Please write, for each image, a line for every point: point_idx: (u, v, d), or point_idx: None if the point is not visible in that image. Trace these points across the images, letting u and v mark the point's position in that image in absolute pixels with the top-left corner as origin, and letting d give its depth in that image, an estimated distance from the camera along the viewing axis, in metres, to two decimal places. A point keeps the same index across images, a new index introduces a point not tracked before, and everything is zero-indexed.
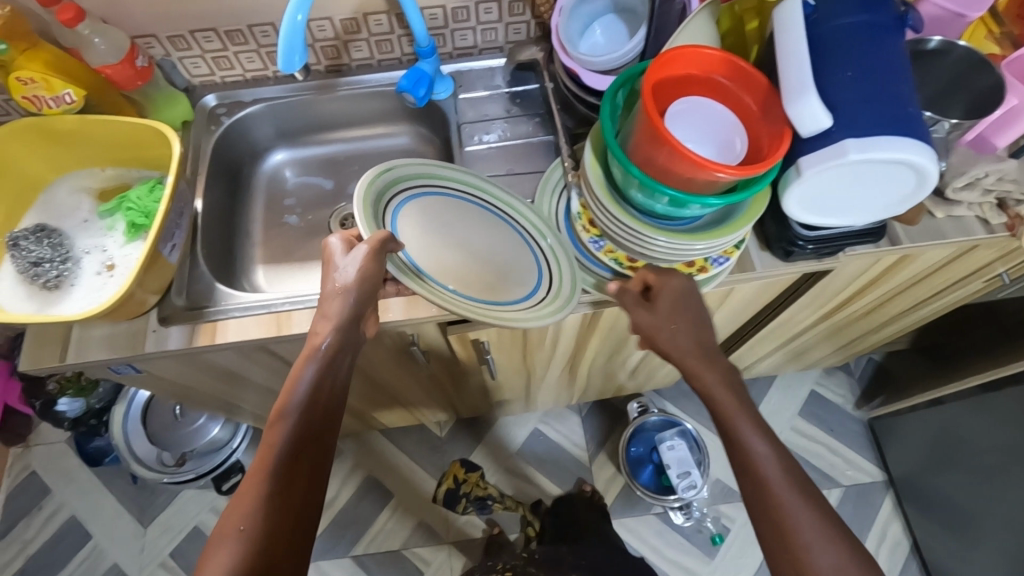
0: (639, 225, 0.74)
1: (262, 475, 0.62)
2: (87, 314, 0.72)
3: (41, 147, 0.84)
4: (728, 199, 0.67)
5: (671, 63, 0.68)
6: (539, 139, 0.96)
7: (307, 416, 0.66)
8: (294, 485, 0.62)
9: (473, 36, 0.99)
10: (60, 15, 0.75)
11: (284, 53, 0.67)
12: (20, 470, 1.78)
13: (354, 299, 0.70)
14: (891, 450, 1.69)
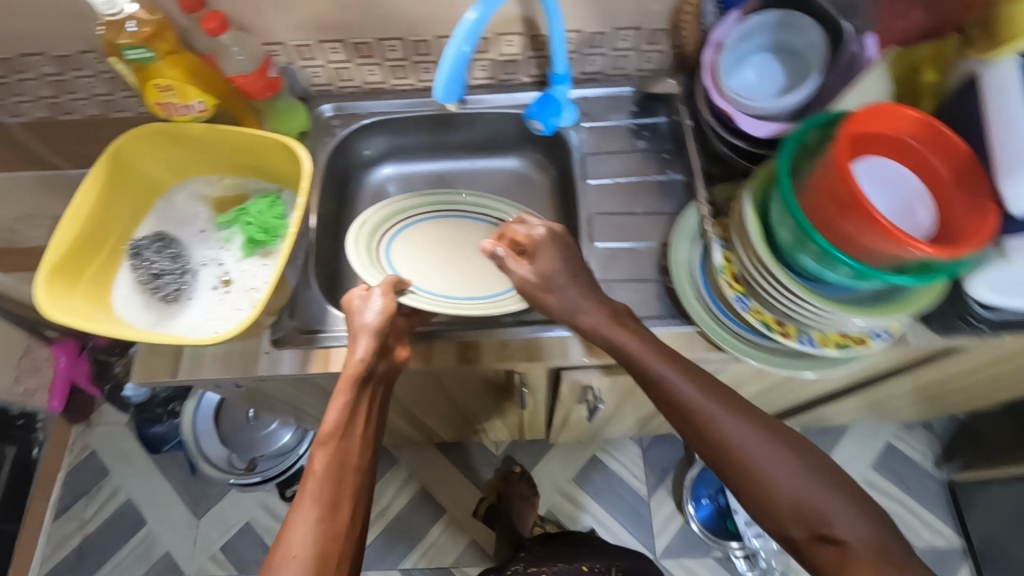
0: (799, 288, 0.68)
1: (311, 497, 0.62)
2: (212, 339, 0.70)
3: (167, 153, 0.82)
4: (914, 277, 0.60)
5: (864, 123, 0.62)
6: (667, 177, 0.90)
7: (347, 440, 0.67)
8: (342, 505, 0.63)
9: (603, 61, 0.93)
10: (206, 24, 0.72)
11: (441, 87, 0.64)
12: (80, 450, 1.78)
13: (379, 336, 0.72)
14: (972, 517, 1.58)
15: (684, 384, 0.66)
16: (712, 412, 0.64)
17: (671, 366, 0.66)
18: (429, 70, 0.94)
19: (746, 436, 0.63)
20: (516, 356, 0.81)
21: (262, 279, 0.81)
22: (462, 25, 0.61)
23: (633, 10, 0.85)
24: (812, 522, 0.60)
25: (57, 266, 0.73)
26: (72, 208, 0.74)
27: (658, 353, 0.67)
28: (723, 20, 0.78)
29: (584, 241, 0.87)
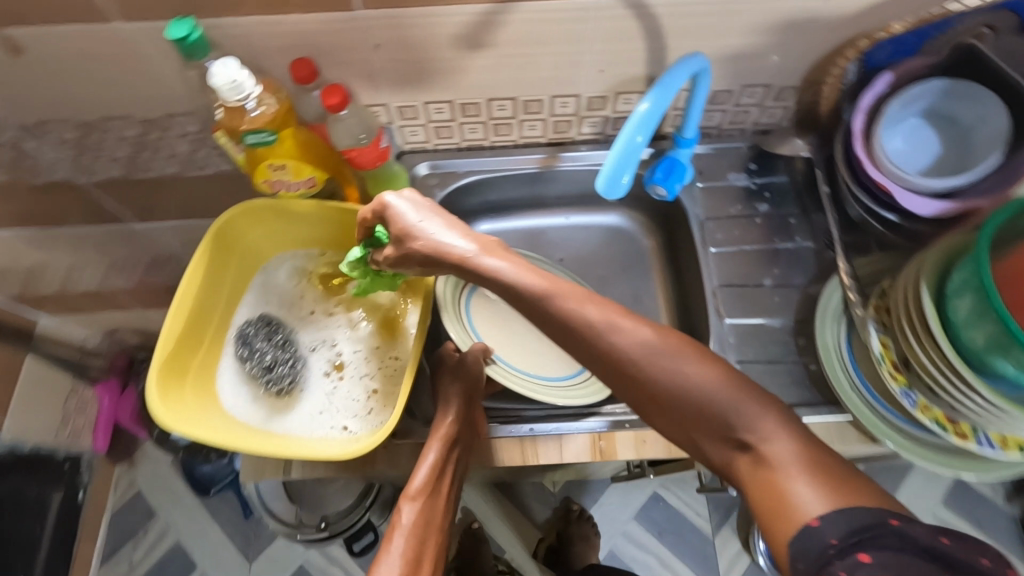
0: (982, 383, 0.61)
1: (399, 547, 0.67)
2: (341, 451, 0.65)
3: (271, 226, 0.76)
4: None
5: None
6: (794, 245, 0.86)
7: (434, 498, 0.70)
8: (423, 561, 0.69)
9: (721, 117, 0.87)
10: (327, 99, 0.66)
11: (605, 181, 0.59)
12: (126, 488, 1.52)
13: (470, 404, 0.72)
14: None
15: (637, 328, 0.50)
16: (654, 365, 0.48)
17: (692, 364, 0.48)
18: (535, 127, 0.87)
19: (710, 386, 0.47)
20: (656, 450, 0.72)
21: (377, 364, 0.75)
22: (636, 115, 0.56)
23: (768, 68, 0.78)
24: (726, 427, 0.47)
25: (166, 364, 0.67)
26: (177, 301, 0.68)
27: (680, 346, 0.49)
28: (871, 85, 0.73)
29: (712, 316, 0.81)
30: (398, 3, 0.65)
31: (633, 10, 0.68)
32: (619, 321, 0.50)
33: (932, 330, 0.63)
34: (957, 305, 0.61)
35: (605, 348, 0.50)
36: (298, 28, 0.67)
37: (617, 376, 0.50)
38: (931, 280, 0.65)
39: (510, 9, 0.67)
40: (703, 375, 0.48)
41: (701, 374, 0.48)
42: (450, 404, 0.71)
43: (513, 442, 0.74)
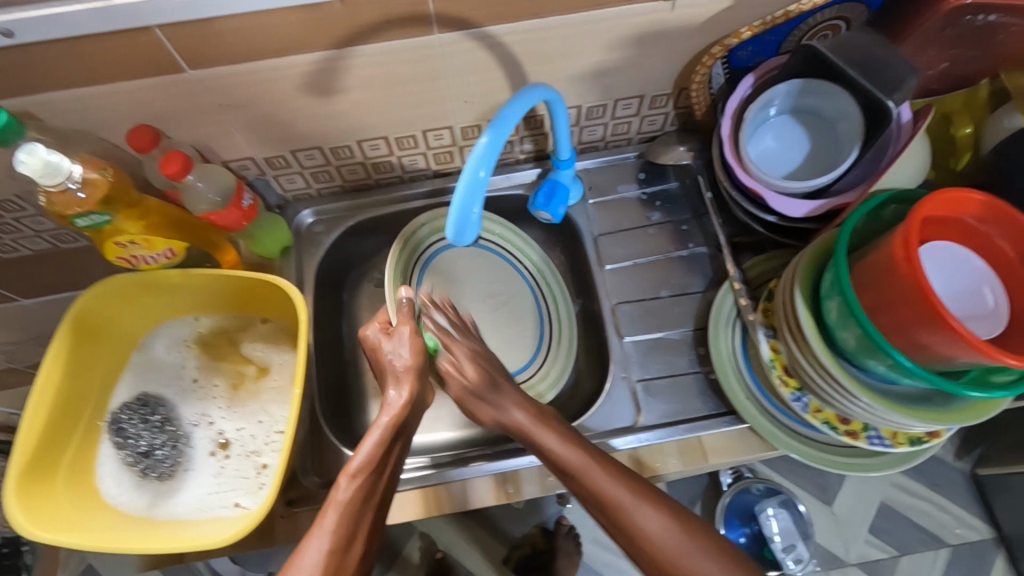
0: (856, 383, 0.60)
1: (322, 536, 0.54)
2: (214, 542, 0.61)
3: (131, 302, 0.72)
4: (993, 392, 0.53)
5: (946, 204, 0.57)
6: (690, 251, 0.85)
7: (377, 477, 0.58)
8: (356, 542, 0.56)
9: (603, 130, 0.86)
10: (166, 167, 0.63)
11: (455, 220, 0.58)
12: (74, 567, 1.41)
13: (422, 380, 0.63)
14: (1001, 506, 1.39)
15: (609, 478, 0.59)
16: (677, 552, 0.56)
17: (630, 496, 0.58)
18: (416, 161, 0.85)
19: (667, 535, 0.57)
20: (561, 484, 0.71)
21: (262, 441, 0.72)
22: (475, 151, 0.54)
23: (638, 80, 0.77)
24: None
25: (29, 468, 0.63)
26: (34, 398, 0.64)
27: (609, 470, 0.60)
28: (736, 87, 0.72)
29: (611, 335, 0.80)
30: (230, 59, 0.62)
31: (480, 40, 0.66)
32: (598, 475, 0.60)
33: (808, 330, 0.63)
34: (829, 308, 0.61)
35: (581, 483, 0.60)
36: (128, 96, 0.63)
37: (618, 524, 0.58)
38: (806, 281, 0.65)
39: (350, 53, 0.64)
40: (650, 518, 0.58)
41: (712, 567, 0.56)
42: (404, 382, 0.62)
43: (416, 493, 0.71)
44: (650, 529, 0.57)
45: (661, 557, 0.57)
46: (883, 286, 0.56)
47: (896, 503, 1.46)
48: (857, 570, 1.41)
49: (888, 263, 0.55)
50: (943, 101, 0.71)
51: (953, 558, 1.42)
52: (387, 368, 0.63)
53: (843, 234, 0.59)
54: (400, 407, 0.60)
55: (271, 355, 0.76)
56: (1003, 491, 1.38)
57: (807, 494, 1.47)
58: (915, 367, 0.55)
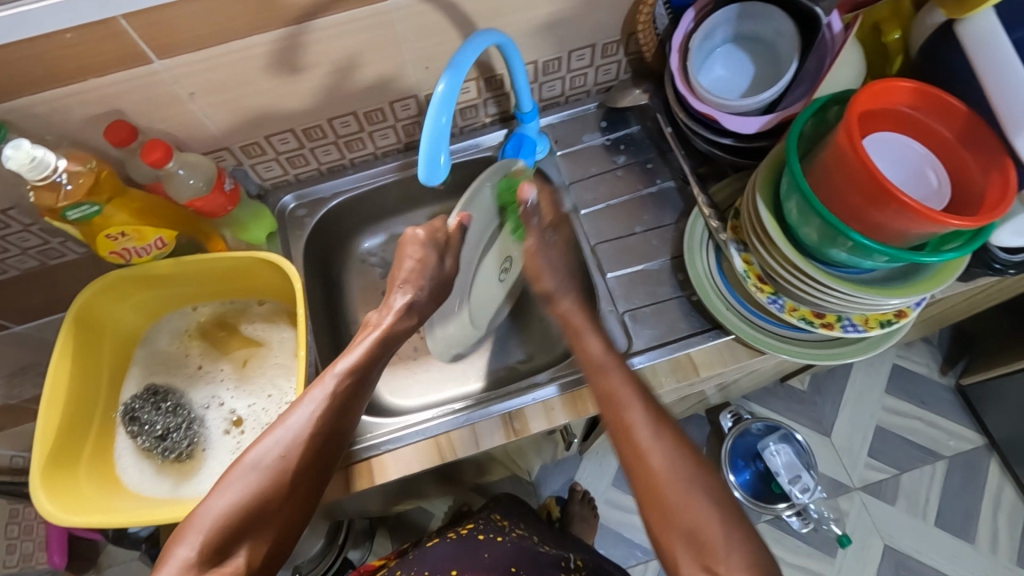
0: (822, 272, 0.65)
1: (312, 423, 0.59)
2: None
3: (128, 295, 0.74)
4: (945, 253, 0.57)
5: (879, 96, 0.62)
6: (658, 188, 0.89)
7: (367, 375, 0.65)
8: (337, 428, 0.61)
9: (561, 85, 0.90)
10: (148, 156, 0.66)
11: (424, 164, 0.59)
12: None
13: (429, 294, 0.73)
14: (988, 411, 1.45)
15: (635, 401, 0.60)
16: (676, 485, 0.56)
17: (660, 443, 0.58)
18: (387, 135, 0.88)
19: (671, 468, 0.57)
20: (565, 415, 0.75)
21: (274, 414, 0.75)
22: (436, 95, 0.56)
23: (587, 28, 0.81)
24: (700, 549, 0.54)
25: (50, 461, 0.65)
26: (48, 393, 0.66)
27: (638, 393, 0.61)
28: (679, 22, 0.76)
29: (595, 272, 0.84)
30: (197, 44, 0.64)
31: (432, 3, 0.70)
32: (625, 394, 0.61)
33: (772, 231, 0.67)
34: (790, 208, 0.66)
35: (608, 396, 0.61)
36: (101, 93, 0.66)
37: (629, 450, 0.58)
38: (766, 189, 0.69)
39: (309, 27, 0.67)
40: (656, 438, 0.58)
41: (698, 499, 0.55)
42: (406, 292, 0.71)
43: (428, 443, 0.74)
44: (657, 462, 0.57)
45: (661, 489, 0.56)
46: (834, 178, 0.60)
47: (889, 424, 1.51)
48: (862, 492, 1.45)
49: (834, 151, 0.60)
50: (870, 12, 0.76)
51: (951, 469, 1.47)
52: (398, 273, 0.72)
53: (792, 136, 0.65)
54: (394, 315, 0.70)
55: (271, 333, 0.79)
56: (989, 396, 1.43)
57: (803, 428, 1.52)
58: (875, 245, 0.59)
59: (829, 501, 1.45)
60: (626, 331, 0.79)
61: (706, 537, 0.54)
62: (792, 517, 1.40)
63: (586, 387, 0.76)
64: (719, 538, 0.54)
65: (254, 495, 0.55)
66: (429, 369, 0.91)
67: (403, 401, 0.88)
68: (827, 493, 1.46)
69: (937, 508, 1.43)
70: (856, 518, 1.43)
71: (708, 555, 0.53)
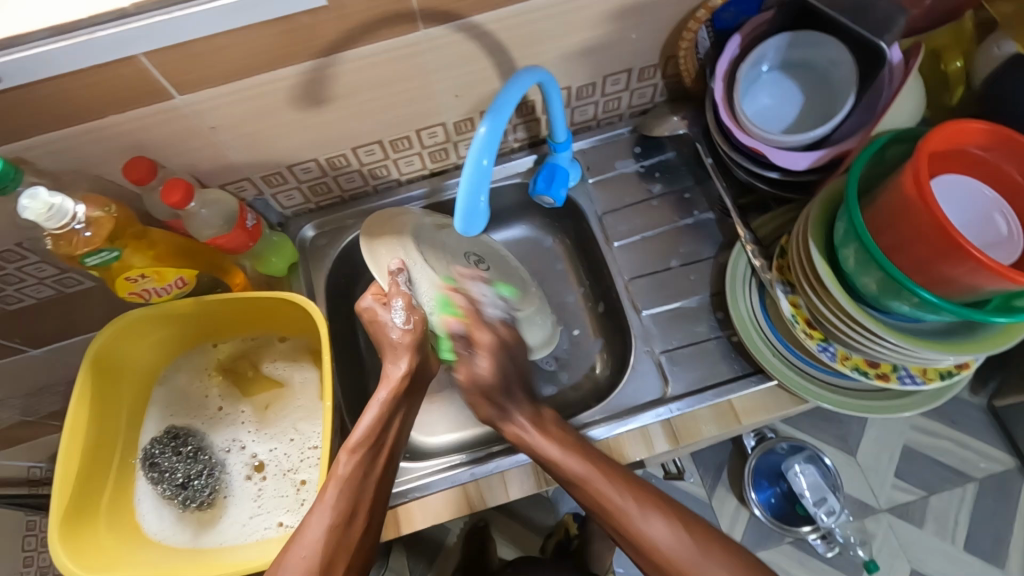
0: (881, 326, 0.61)
1: (328, 511, 0.59)
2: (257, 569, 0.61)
3: (147, 335, 0.72)
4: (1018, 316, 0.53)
5: (948, 139, 0.57)
6: (696, 219, 0.85)
7: (377, 451, 0.63)
8: (359, 512, 0.60)
9: (595, 109, 0.86)
10: (167, 198, 0.63)
11: (463, 211, 0.57)
12: None
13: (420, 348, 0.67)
14: None
15: (576, 460, 0.63)
16: (600, 486, 0.62)
17: (559, 453, 0.64)
18: (412, 162, 0.85)
19: (585, 469, 0.63)
20: None
21: (297, 458, 0.72)
22: (476, 141, 0.53)
23: (624, 53, 0.76)
24: None
25: (70, 514, 0.63)
26: (65, 443, 0.64)
27: (562, 444, 0.65)
28: (725, 48, 0.72)
29: (630, 310, 0.81)
30: (219, 79, 0.61)
31: (465, 32, 0.66)
32: (569, 444, 0.65)
33: (826, 278, 0.63)
34: (846, 255, 0.61)
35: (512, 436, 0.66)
36: (120, 129, 0.63)
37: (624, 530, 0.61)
38: (819, 232, 0.65)
39: (336, 59, 0.63)
40: (568, 455, 0.64)
41: (623, 494, 0.62)
42: (402, 355, 0.66)
43: (457, 491, 0.72)
44: (659, 538, 0.60)
45: (672, 566, 0.59)
46: (898, 226, 0.56)
47: (917, 445, 1.41)
48: (888, 515, 1.37)
49: (898, 201, 0.56)
50: (928, 39, 0.71)
51: (982, 493, 1.37)
52: (385, 342, 0.67)
53: (851, 179, 0.60)
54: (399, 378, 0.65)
55: (292, 374, 0.76)
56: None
57: (828, 447, 1.43)
58: (941, 301, 0.55)
59: (855, 524, 1.37)
60: (664, 374, 0.76)
61: None
62: (816, 540, 1.33)
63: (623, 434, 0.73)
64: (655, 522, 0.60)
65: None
66: (454, 404, 0.88)
67: (427, 439, 0.85)
68: (852, 515, 1.38)
69: (967, 533, 1.34)
70: (882, 541, 1.35)
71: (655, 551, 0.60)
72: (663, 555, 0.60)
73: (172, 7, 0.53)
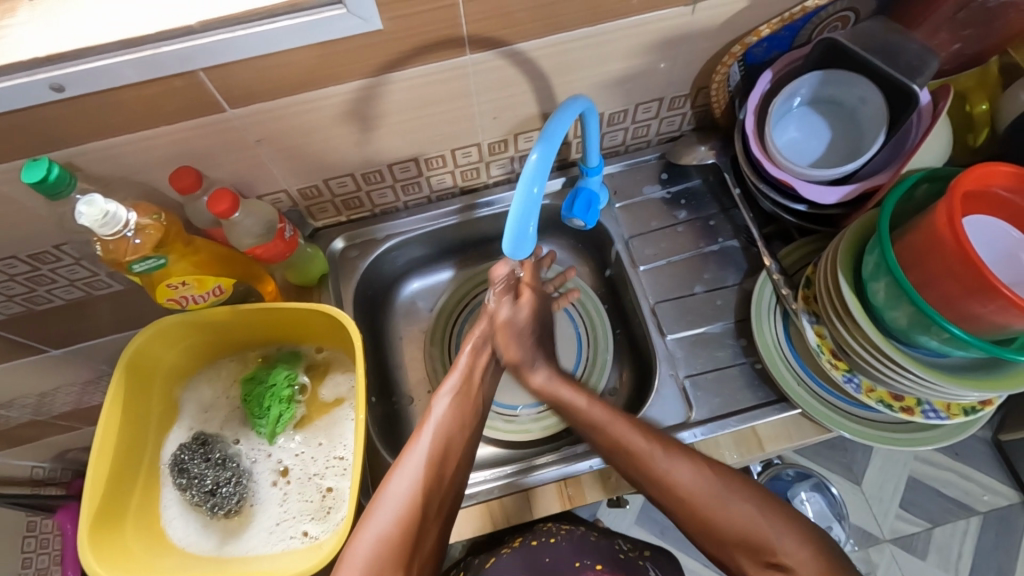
0: (906, 358, 0.62)
1: (422, 455, 0.66)
2: None
3: (181, 339, 0.73)
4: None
5: (982, 180, 0.58)
6: (721, 246, 0.86)
7: (465, 405, 0.71)
8: (449, 459, 0.67)
9: (624, 135, 0.88)
10: (215, 207, 0.64)
11: (511, 237, 0.59)
12: None
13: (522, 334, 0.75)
14: None
15: (684, 456, 0.65)
16: (711, 499, 0.63)
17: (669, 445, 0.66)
18: (444, 180, 0.86)
19: (700, 487, 0.63)
20: (624, 485, 0.73)
21: (325, 464, 0.73)
22: (527, 169, 0.54)
23: (659, 83, 0.78)
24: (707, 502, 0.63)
25: (99, 521, 0.64)
26: (98, 447, 0.64)
27: (666, 450, 0.65)
28: (756, 83, 0.74)
29: (654, 334, 0.82)
30: (270, 95, 0.62)
31: (509, 58, 0.68)
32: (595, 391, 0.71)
33: (852, 309, 0.65)
34: (876, 290, 0.63)
35: (609, 439, 0.67)
36: (171, 139, 0.64)
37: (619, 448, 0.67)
38: (848, 265, 0.66)
39: (386, 80, 0.65)
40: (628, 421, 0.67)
41: (741, 506, 0.62)
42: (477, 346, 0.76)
43: (483, 506, 0.73)
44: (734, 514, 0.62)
45: (695, 502, 0.63)
46: (928, 263, 0.58)
47: (922, 476, 1.41)
48: (892, 545, 1.36)
49: (925, 235, 0.58)
50: (955, 81, 0.74)
51: (984, 526, 1.37)
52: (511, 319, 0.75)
53: (883, 214, 0.61)
54: (466, 369, 0.74)
55: (320, 388, 0.77)
56: None
57: (834, 476, 1.42)
58: (971, 339, 0.56)
59: (860, 553, 1.37)
60: (687, 399, 0.77)
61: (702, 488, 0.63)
62: None
63: None
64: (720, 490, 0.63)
65: (376, 560, 0.60)
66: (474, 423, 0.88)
67: None
68: (856, 544, 1.37)
69: (971, 565, 1.34)
70: (886, 571, 1.35)
71: (762, 550, 0.61)
72: (780, 563, 0.60)
73: (235, 26, 0.55)
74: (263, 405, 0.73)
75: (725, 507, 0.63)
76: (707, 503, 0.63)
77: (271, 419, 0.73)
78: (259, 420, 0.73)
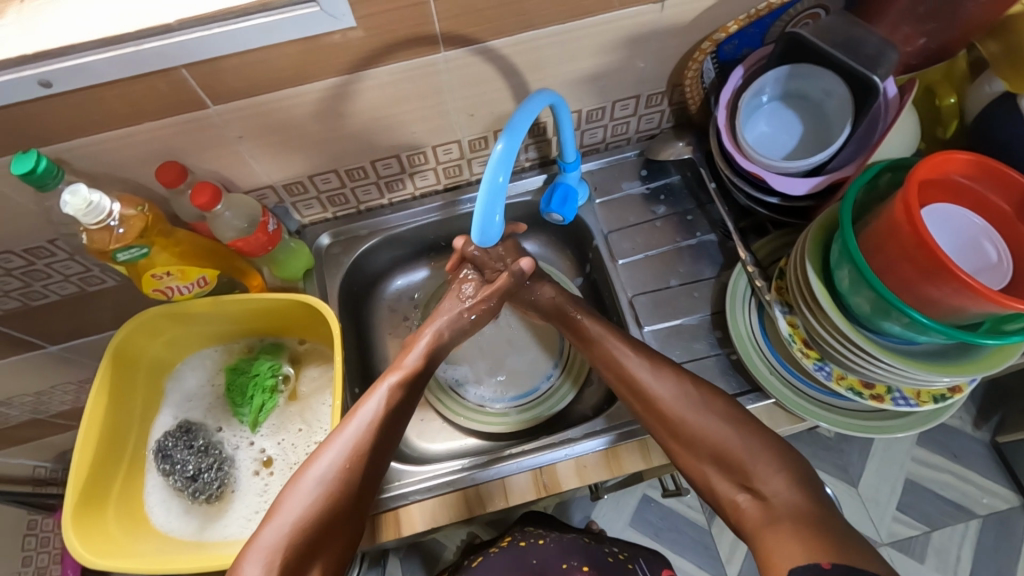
0: (867, 341, 0.63)
1: (359, 433, 0.65)
2: None
3: (165, 329, 0.75)
4: (1006, 338, 0.55)
5: (940, 168, 0.59)
6: (698, 240, 0.88)
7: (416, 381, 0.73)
8: (388, 436, 0.68)
9: (603, 132, 0.90)
10: (197, 199, 0.66)
11: (478, 224, 0.61)
12: None
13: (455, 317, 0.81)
14: None
15: (720, 424, 0.66)
16: (721, 430, 0.66)
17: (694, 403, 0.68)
18: (427, 177, 0.88)
19: (680, 404, 0.68)
20: (598, 473, 0.74)
21: (303, 452, 0.75)
22: (492, 157, 0.56)
23: (634, 80, 0.80)
24: (731, 470, 0.64)
25: (83, 502, 0.66)
26: (83, 433, 0.67)
27: (656, 369, 0.71)
28: (727, 80, 0.76)
29: (631, 325, 0.83)
30: (249, 92, 0.65)
31: (483, 55, 0.70)
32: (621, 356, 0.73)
33: (819, 294, 0.66)
34: (840, 277, 0.64)
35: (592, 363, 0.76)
36: (157, 134, 0.67)
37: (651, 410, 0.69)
38: (816, 253, 0.68)
39: (362, 76, 0.67)
40: (658, 380, 0.70)
41: (715, 420, 0.66)
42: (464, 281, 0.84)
43: (460, 493, 0.74)
44: (775, 488, 0.61)
45: (673, 414, 0.67)
46: (888, 248, 0.59)
47: (920, 478, 1.39)
48: (889, 549, 1.33)
49: (888, 212, 0.59)
50: (922, 77, 0.76)
51: (984, 530, 1.34)
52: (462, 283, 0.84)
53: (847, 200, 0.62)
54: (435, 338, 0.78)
55: (302, 379, 0.79)
56: None
57: (829, 478, 1.40)
58: (931, 323, 0.57)
59: None
60: None
61: (731, 458, 0.64)
62: None
63: (620, 443, 0.75)
64: (740, 444, 0.64)
65: (295, 540, 0.59)
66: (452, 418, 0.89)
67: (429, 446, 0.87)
68: None
69: (970, 569, 1.31)
70: None
71: (740, 472, 0.64)
72: (755, 488, 0.62)
73: (213, 24, 0.57)
74: (245, 392, 0.75)
75: (756, 483, 0.62)
76: (738, 476, 0.64)
77: (252, 406, 0.75)
78: (241, 408, 0.75)
